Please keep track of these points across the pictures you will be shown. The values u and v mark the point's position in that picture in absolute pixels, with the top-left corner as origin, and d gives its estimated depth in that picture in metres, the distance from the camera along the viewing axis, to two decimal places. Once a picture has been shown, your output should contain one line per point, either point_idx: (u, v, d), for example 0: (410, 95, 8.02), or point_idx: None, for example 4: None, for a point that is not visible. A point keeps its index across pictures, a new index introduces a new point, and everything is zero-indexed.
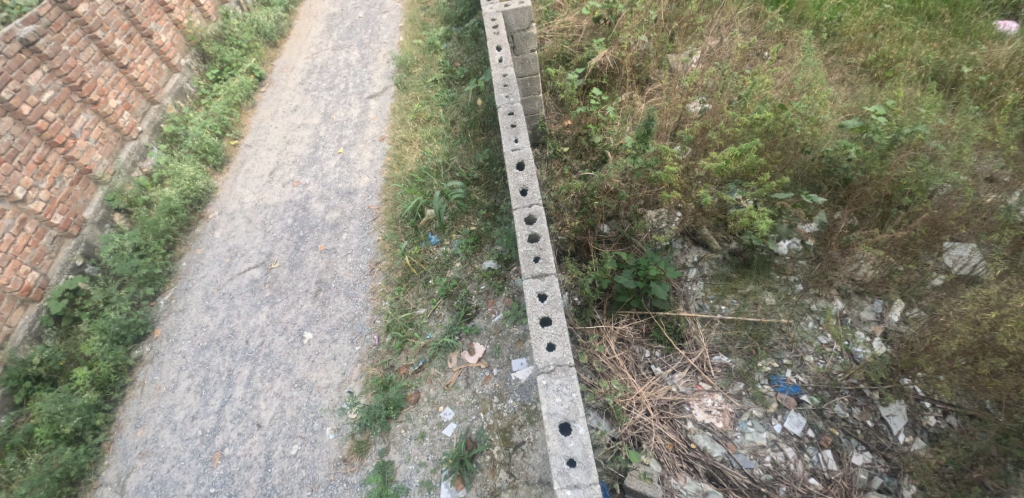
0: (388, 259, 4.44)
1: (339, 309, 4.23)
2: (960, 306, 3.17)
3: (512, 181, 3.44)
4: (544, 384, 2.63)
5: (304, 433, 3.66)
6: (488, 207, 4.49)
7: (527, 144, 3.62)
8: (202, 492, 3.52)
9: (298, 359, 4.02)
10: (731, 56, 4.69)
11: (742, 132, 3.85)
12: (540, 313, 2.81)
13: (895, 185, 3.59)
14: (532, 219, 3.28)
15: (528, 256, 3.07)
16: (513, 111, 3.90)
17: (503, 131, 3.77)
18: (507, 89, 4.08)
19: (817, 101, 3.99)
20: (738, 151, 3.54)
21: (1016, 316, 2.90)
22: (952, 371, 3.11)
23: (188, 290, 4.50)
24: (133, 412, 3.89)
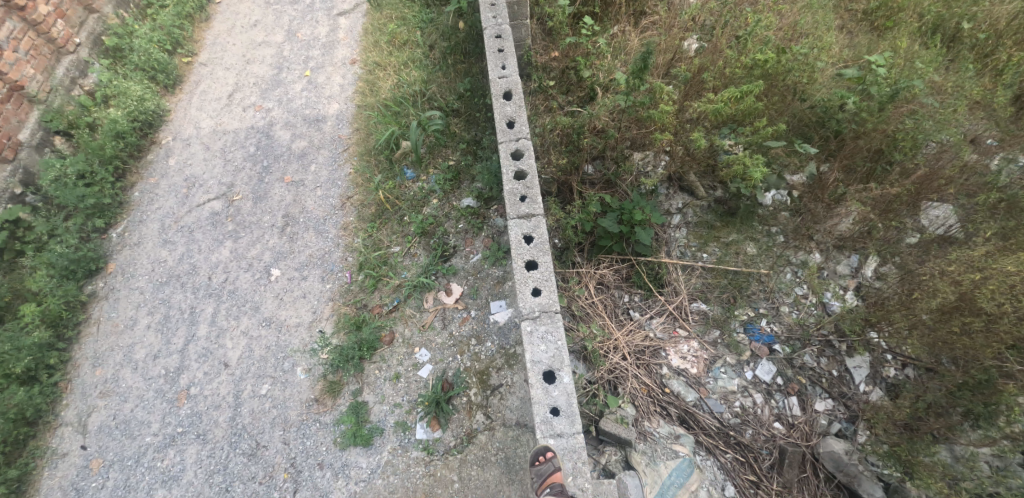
0: (360, 194, 4.20)
1: (308, 246, 4.03)
2: (942, 265, 3.16)
3: (498, 113, 3.21)
4: (529, 330, 2.57)
5: (274, 373, 3.56)
6: (468, 139, 4.25)
7: (514, 73, 3.36)
8: (169, 431, 3.43)
9: (265, 296, 3.85)
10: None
11: (741, 74, 3.71)
12: (526, 256, 2.68)
13: (888, 139, 3.53)
14: (519, 154, 3.07)
15: (514, 194, 2.89)
16: (501, 34, 3.61)
17: (489, 57, 3.49)
18: (495, 9, 3.80)
19: (818, 47, 3.81)
20: (742, 92, 3.48)
21: (998, 279, 2.88)
22: (922, 326, 3.16)
23: (142, 222, 4.21)
24: (90, 351, 3.72)
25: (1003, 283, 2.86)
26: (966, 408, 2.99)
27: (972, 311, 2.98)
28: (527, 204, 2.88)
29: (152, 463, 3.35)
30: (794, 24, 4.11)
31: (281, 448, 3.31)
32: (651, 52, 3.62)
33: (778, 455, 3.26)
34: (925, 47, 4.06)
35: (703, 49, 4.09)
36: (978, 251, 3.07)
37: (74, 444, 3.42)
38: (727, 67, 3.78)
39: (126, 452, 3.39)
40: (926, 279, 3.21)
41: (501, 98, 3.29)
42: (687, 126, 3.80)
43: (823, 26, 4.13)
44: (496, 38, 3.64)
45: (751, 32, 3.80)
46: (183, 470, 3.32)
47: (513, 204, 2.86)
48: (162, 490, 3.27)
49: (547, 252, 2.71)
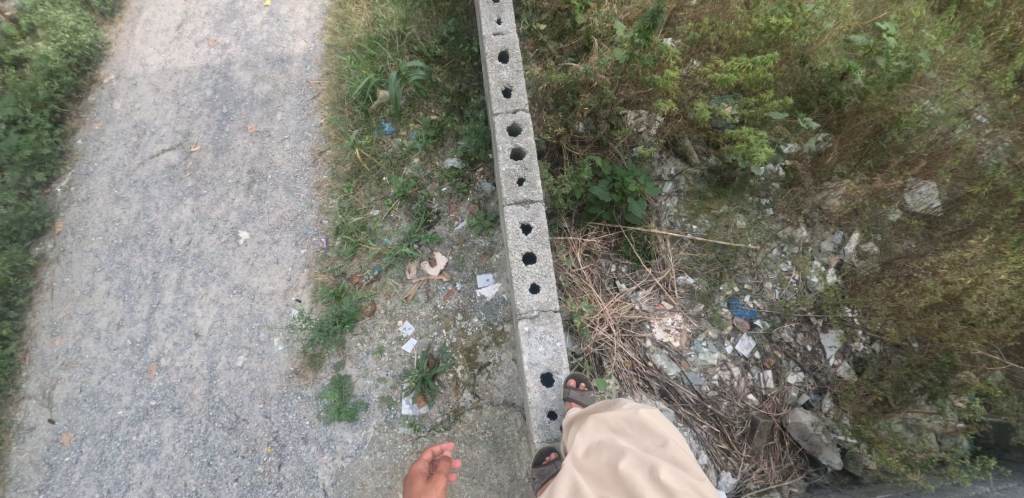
0: (334, 149, 3.90)
1: (278, 206, 3.78)
2: (934, 263, 3.21)
3: (494, 80, 2.99)
4: (527, 331, 2.76)
5: (250, 344, 3.45)
6: (453, 92, 3.94)
7: (510, 31, 3.02)
8: (142, 405, 3.37)
9: (235, 261, 3.66)
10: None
11: (751, 37, 3.62)
12: (524, 249, 2.77)
13: (893, 118, 3.52)
14: (514, 127, 2.98)
15: (511, 178, 2.88)
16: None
17: (483, 9, 3.17)
18: None
19: (832, 8, 3.68)
20: (745, 66, 3.38)
21: (987, 284, 2.96)
22: (901, 318, 3.29)
23: (91, 176, 3.95)
24: (46, 318, 3.59)
25: (993, 289, 2.93)
26: (924, 384, 3.18)
27: (954, 301, 3.11)
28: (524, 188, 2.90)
29: (128, 437, 3.31)
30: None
31: (263, 422, 3.26)
32: (660, 10, 3.58)
33: (750, 425, 3.43)
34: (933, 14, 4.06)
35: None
36: (968, 249, 3.13)
37: (41, 418, 3.36)
38: (736, 29, 3.69)
39: (98, 426, 3.34)
40: (918, 278, 3.27)
41: (495, 59, 3.01)
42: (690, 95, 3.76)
43: None
44: None
45: None
46: (161, 444, 3.28)
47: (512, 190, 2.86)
48: (140, 465, 3.24)
49: (546, 245, 2.81)
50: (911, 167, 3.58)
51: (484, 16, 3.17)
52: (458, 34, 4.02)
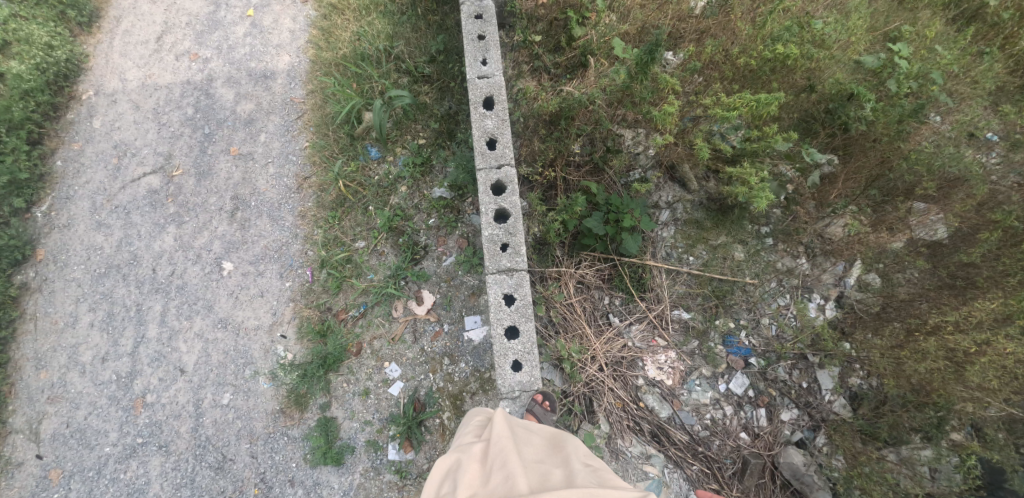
0: (319, 175, 3.78)
1: (262, 236, 3.70)
2: (942, 317, 3.09)
3: (478, 129, 3.00)
4: (507, 409, 2.78)
5: (235, 381, 3.42)
6: (441, 115, 3.80)
7: (493, 72, 2.99)
8: (129, 442, 3.34)
9: (219, 294, 3.59)
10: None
11: (758, 65, 3.46)
12: (506, 324, 2.78)
13: (903, 155, 3.37)
14: (500, 184, 2.95)
15: (495, 242, 2.88)
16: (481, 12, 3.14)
17: (467, 45, 3.09)
18: None
19: (840, 30, 3.54)
20: (745, 100, 3.19)
21: (993, 352, 2.87)
22: (910, 363, 3.12)
23: (71, 200, 3.82)
24: (30, 350, 3.54)
25: (996, 359, 2.86)
26: (920, 427, 3.12)
27: (954, 368, 2.98)
28: (508, 253, 2.89)
29: (116, 474, 3.29)
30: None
31: (250, 462, 3.25)
32: (658, 45, 3.25)
33: (741, 464, 3.37)
34: (944, 26, 3.96)
35: (711, 9, 3.87)
36: (973, 313, 2.98)
37: (29, 454, 3.34)
38: (745, 51, 3.51)
39: (86, 463, 3.32)
40: (925, 331, 3.15)
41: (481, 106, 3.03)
42: (691, 126, 3.59)
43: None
44: (477, 18, 3.19)
45: (773, 8, 3.50)
46: (149, 483, 3.27)
47: (495, 256, 2.86)
48: None
49: (528, 319, 2.83)
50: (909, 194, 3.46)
51: (469, 54, 3.12)
52: (450, 48, 3.93)
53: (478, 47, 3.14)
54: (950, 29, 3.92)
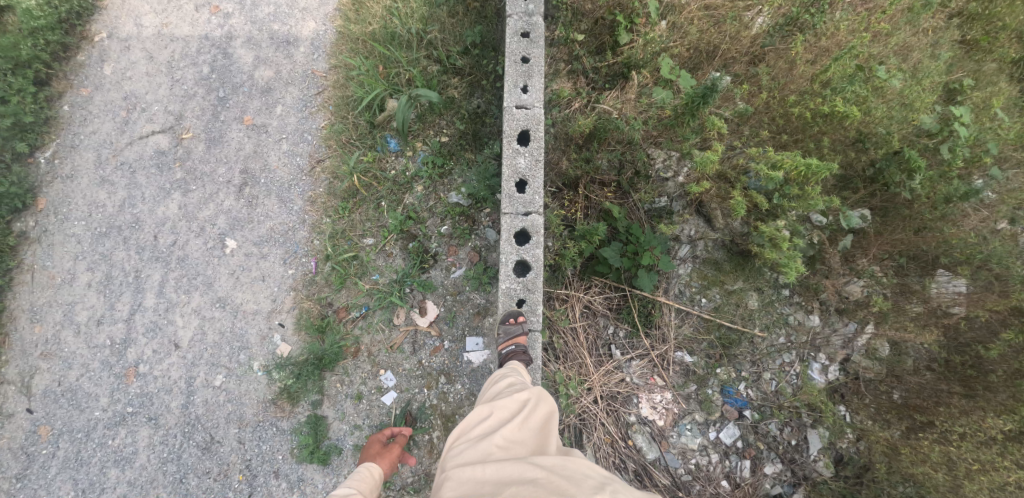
0: (333, 160, 3.63)
1: (269, 216, 3.59)
2: (949, 422, 3.01)
3: (508, 167, 2.84)
4: None
5: (229, 363, 3.40)
6: (468, 114, 3.60)
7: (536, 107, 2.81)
8: (119, 410, 3.35)
9: (219, 272, 3.52)
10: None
11: (810, 119, 3.24)
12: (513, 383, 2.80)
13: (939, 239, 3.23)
14: (525, 232, 2.86)
15: (512, 295, 2.83)
16: (528, 33, 2.90)
17: (509, 69, 2.90)
18: None
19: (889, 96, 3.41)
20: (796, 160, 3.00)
21: (994, 473, 2.82)
22: (904, 455, 3.09)
23: (76, 149, 3.66)
24: (25, 302, 3.48)
25: (994, 478, 2.81)
26: None
27: (951, 476, 2.94)
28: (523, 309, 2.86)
29: (104, 439, 3.31)
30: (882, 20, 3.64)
31: (236, 447, 3.27)
32: (714, 91, 3.08)
33: None
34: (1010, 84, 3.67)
35: (769, 39, 3.60)
36: (984, 429, 2.90)
37: (19, 407, 3.34)
38: (803, 98, 3.30)
39: (75, 424, 3.33)
40: (929, 429, 3.07)
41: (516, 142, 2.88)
42: (730, 169, 3.41)
43: (914, 42, 3.67)
44: (524, 37, 2.96)
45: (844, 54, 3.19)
46: (136, 453, 3.29)
47: (510, 311, 2.80)
48: (115, 471, 3.27)
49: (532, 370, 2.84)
50: (935, 266, 3.34)
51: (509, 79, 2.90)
52: (487, 40, 3.68)
53: (521, 71, 2.95)
54: (1016, 92, 3.64)
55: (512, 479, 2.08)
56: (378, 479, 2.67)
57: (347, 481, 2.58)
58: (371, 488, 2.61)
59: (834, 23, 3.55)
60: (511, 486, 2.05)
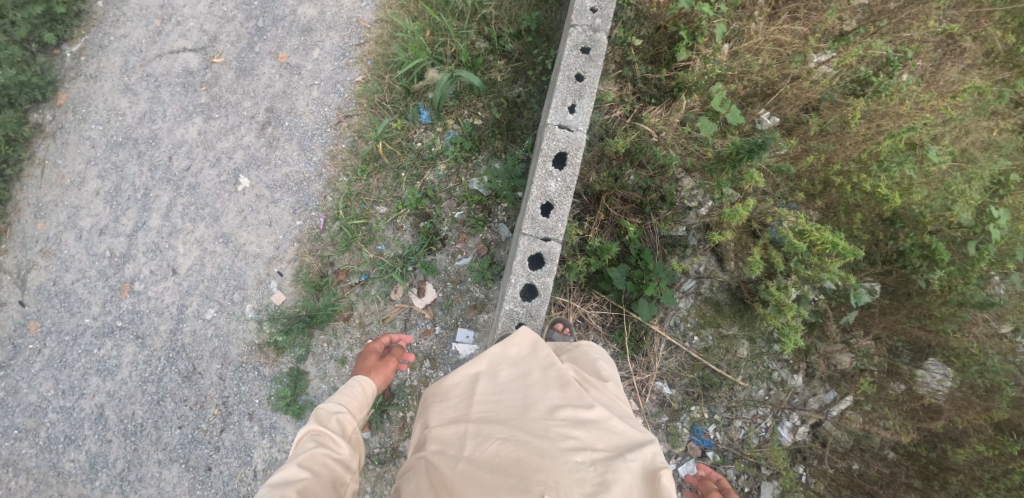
0: (362, 119, 3.57)
1: (287, 162, 3.55)
2: None
3: (537, 189, 2.75)
4: None
5: (222, 300, 3.43)
6: (507, 103, 3.52)
7: (577, 132, 2.68)
8: (109, 322, 3.39)
9: (228, 208, 3.51)
10: (857, 34, 3.56)
11: (853, 194, 3.21)
12: None
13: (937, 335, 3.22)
14: (540, 256, 2.79)
15: (511, 318, 2.74)
16: (589, 50, 2.75)
17: (560, 85, 2.78)
18: (603, 6, 2.87)
19: (938, 180, 3.20)
20: (827, 238, 2.97)
21: None
22: None
23: (104, 50, 3.57)
24: (32, 197, 3.46)
25: None
26: None
27: None
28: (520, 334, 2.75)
29: (90, 348, 3.36)
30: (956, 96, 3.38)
31: (216, 383, 3.34)
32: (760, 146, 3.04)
33: None
34: None
35: (829, 93, 3.44)
36: None
37: (13, 298, 3.38)
38: (848, 169, 3.22)
39: (64, 326, 3.38)
40: None
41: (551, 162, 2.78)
42: (755, 220, 3.37)
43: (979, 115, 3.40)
44: (583, 53, 2.81)
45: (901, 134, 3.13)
46: (119, 366, 3.35)
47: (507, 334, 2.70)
48: (96, 380, 3.33)
49: None
50: (926, 355, 3.35)
51: (558, 95, 2.77)
52: (541, 29, 3.54)
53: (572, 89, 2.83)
54: None
55: (492, 436, 1.98)
56: (368, 397, 2.46)
57: (336, 397, 2.37)
58: (361, 406, 2.40)
59: (903, 91, 3.33)
60: (491, 443, 1.95)
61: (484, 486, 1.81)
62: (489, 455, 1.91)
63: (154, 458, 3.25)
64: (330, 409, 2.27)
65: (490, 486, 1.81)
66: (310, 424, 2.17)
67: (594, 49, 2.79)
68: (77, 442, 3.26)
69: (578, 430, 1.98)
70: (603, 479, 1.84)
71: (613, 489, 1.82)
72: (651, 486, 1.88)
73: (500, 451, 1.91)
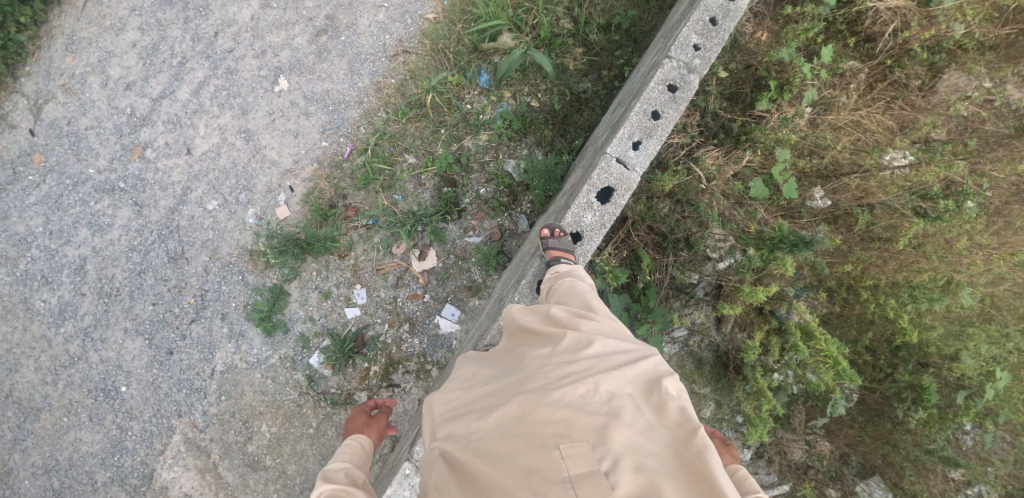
0: (420, 60, 3.40)
1: (331, 78, 3.40)
2: None
3: (571, 218, 2.44)
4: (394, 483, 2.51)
5: (228, 195, 3.36)
6: (570, 98, 3.37)
7: (635, 174, 2.43)
8: (111, 179, 3.33)
9: (259, 105, 3.38)
10: (944, 147, 3.26)
11: (872, 315, 3.16)
12: None
13: (887, 463, 3.26)
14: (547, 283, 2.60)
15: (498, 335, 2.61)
16: (675, 90, 2.44)
17: (633, 116, 2.44)
18: (710, 45, 2.48)
19: (956, 326, 3.08)
20: (834, 355, 2.95)
21: None
22: None
23: None
24: (69, 27, 3.32)
25: None
26: None
27: None
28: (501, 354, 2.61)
29: (87, 199, 3.32)
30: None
31: (200, 274, 3.33)
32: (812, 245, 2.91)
33: None
34: None
35: (891, 202, 3.18)
36: None
37: (24, 124, 3.29)
38: (878, 285, 3.13)
39: (67, 168, 3.31)
40: None
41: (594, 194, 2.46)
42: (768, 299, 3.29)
43: None
44: (668, 92, 2.47)
45: (939, 271, 3.08)
46: (111, 226, 3.32)
47: None
48: (85, 233, 3.30)
49: None
50: (874, 476, 3.38)
51: (628, 125, 2.46)
52: (632, 31, 3.37)
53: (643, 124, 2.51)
54: None
55: (493, 401, 1.83)
56: (367, 451, 2.32)
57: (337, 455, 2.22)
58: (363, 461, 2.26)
59: (967, 223, 3.05)
60: (494, 407, 1.81)
61: (497, 455, 1.69)
62: (493, 420, 1.77)
63: (122, 325, 3.28)
64: (337, 467, 2.11)
65: (504, 455, 1.68)
66: (320, 482, 1.99)
67: (682, 91, 2.45)
68: (51, 285, 3.27)
69: (576, 365, 1.83)
70: (610, 407, 1.70)
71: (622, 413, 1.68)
72: (660, 398, 1.74)
73: (503, 412, 1.76)
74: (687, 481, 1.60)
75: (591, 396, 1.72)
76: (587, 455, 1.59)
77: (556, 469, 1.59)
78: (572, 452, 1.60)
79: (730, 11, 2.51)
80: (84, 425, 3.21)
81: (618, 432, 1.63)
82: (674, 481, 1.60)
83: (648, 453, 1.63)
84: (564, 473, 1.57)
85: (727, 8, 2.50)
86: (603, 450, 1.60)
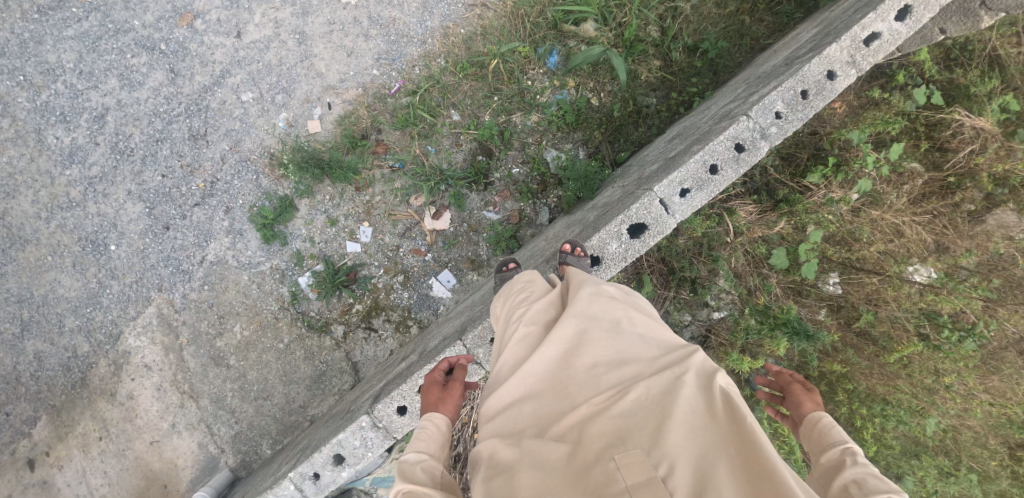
0: (495, 20, 3.27)
1: (402, 9, 3.27)
2: None
3: (596, 241, 2.40)
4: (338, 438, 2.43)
5: (265, 92, 3.27)
6: (631, 109, 3.27)
7: (673, 221, 2.39)
8: (154, 37, 3.22)
9: (322, 11, 3.26)
10: (969, 277, 3.07)
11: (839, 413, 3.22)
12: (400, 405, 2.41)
13: None
14: None
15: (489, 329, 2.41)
16: (741, 151, 2.36)
17: (692, 163, 2.36)
18: (792, 118, 2.38)
19: (912, 447, 3.15)
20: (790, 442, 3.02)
21: None
22: None
23: None
24: None
25: None
26: None
27: None
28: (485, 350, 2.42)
29: (125, 50, 3.22)
30: (1009, 397, 3.02)
31: (216, 160, 3.28)
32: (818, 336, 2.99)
33: None
34: None
35: (898, 315, 3.11)
36: None
37: None
38: (857, 389, 3.15)
39: (115, 12, 3.20)
40: None
41: (627, 226, 2.41)
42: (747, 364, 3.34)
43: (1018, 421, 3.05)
44: (734, 151, 2.39)
45: (921, 396, 3.09)
46: (142, 84, 3.24)
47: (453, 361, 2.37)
48: (114, 84, 3.22)
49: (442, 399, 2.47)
50: None
51: (683, 170, 2.37)
52: (715, 62, 3.28)
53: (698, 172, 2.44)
54: None
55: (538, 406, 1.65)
56: (447, 434, 1.91)
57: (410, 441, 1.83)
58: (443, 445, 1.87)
59: (962, 360, 2.99)
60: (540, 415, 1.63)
61: (545, 465, 1.50)
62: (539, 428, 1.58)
63: (127, 186, 3.25)
64: (413, 459, 1.76)
65: (549, 464, 1.49)
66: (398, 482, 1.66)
67: (749, 155, 2.38)
68: (68, 125, 3.21)
69: (623, 366, 1.65)
70: (662, 405, 1.51)
71: (676, 412, 1.48)
72: (709, 394, 1.55)
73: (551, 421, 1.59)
74: (752, 483, 1.38)
75: (641, 399, 1.54)
76: (644, 462, 1.40)
77: (612, 481, 1.39)
78: (628, 462, 1.41)
79: (825, 89, 2.39)
80: (66, 270, 3.22)
81: (672, 432, 1.44)
82: (737, 485, 1.38)
83: (708, 457, 1.43)
84: (619, 485, 1.38)
85: (822, 86, 2.38)
86: (658, 456, 1.40)
